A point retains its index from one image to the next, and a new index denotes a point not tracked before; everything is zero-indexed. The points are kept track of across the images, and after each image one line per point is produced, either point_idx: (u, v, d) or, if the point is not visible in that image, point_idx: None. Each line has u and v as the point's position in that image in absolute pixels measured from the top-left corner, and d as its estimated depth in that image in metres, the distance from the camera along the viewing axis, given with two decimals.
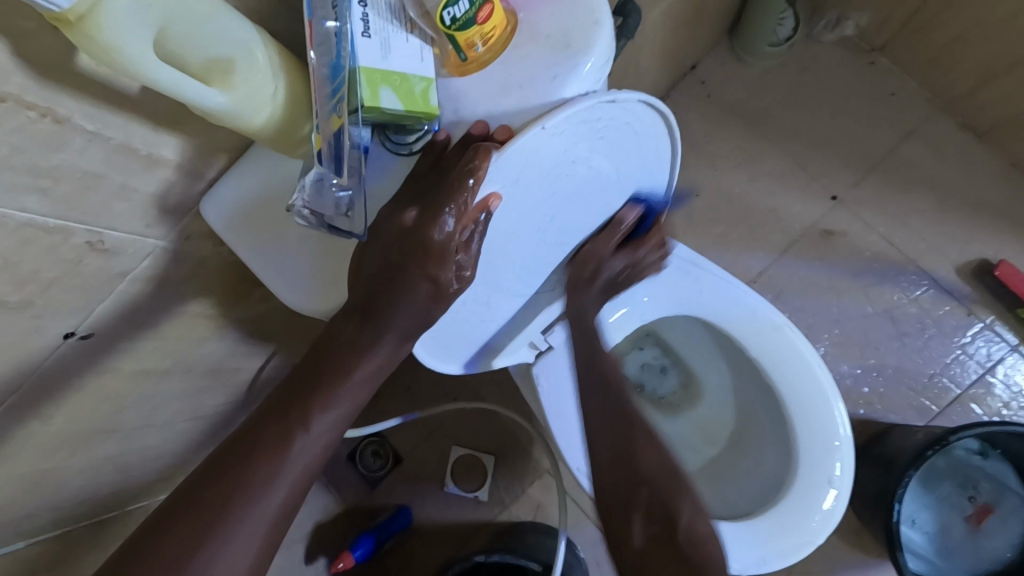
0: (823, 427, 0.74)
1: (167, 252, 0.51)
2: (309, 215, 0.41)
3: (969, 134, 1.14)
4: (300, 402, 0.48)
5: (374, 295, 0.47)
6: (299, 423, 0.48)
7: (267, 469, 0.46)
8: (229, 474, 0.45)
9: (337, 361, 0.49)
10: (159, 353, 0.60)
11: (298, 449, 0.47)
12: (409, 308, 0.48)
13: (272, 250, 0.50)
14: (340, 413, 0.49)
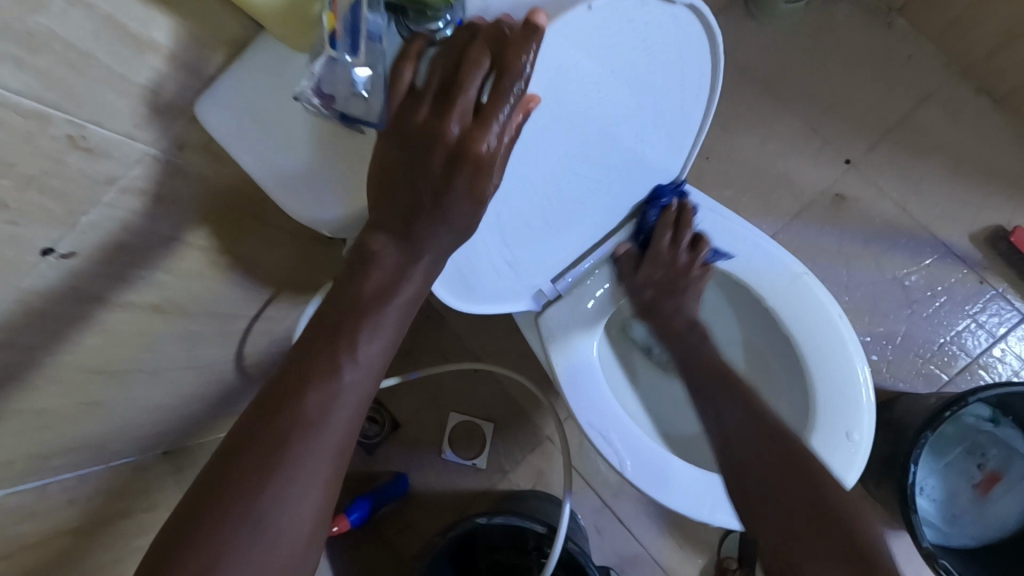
0: (842, 381, 0.72)
1: (160, 164, 0.46)
2: (318, 102, 0.41)
3: (985, 98, 1.10)
4: (346, 326, 0.45)
5: (412, 210, 0.45)
6: (347, 347, 0.45)
7: (322, 397, 0.43)
8: (283, 408, 0.42)
9: (380, 283, 0.46)
10: (150, 287, 0.55)
11: (349, 377, 0.44)
12: (452, 223, 0.46)
13: (279, 157, 0.46)
14: (383, 344, 0.46)
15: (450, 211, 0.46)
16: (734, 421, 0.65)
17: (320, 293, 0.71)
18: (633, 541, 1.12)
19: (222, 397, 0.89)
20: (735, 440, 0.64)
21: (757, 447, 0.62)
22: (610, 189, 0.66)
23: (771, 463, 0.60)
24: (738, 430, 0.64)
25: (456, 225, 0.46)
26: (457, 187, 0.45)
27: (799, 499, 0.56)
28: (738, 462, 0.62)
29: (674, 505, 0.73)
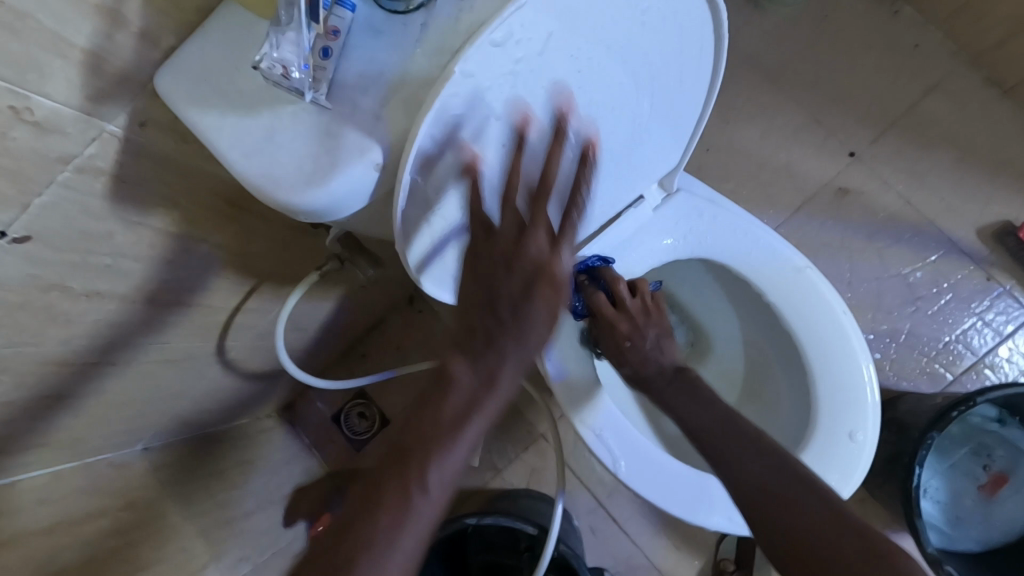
0: (846, 380, 0.69)
1: (121, 142, 0.43)
2: (277, 68, 0.38)
3: (994, 89, 1.07)
4: (418, 448, 0.42)
5: (492, 328, 0.43)
6: (418, 471, 0.42)
7: (388, 523, 0.41)
8: (351, 534, 0.40)
9: (457, 398, 0.43)
10: (118, 276, 0.52)
11: (419, 502, 0.42)
12: (532, 337, 0.44)
13: (246, 131, 0.40)
14: (457, 467, 0.43)
15: (529, 322, 0.44)
16: (740, 459, 0.61)
17: (302, 286, 0.68)
18: (628, 542, 1.10)
19: (204, 392, 0.86)
20: (742, 478, 0.60)
21: (768, 486, 0.59)
22: (607, 176, 0.63)
23: (788, 501, 0.57)
24: (744, 467, 0.60)
25: (533, 343, 0.44)
26: (537, 307, 0.44)
27: (816, 527, 0.55)
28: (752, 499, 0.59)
29: (670, 508, 0.70)
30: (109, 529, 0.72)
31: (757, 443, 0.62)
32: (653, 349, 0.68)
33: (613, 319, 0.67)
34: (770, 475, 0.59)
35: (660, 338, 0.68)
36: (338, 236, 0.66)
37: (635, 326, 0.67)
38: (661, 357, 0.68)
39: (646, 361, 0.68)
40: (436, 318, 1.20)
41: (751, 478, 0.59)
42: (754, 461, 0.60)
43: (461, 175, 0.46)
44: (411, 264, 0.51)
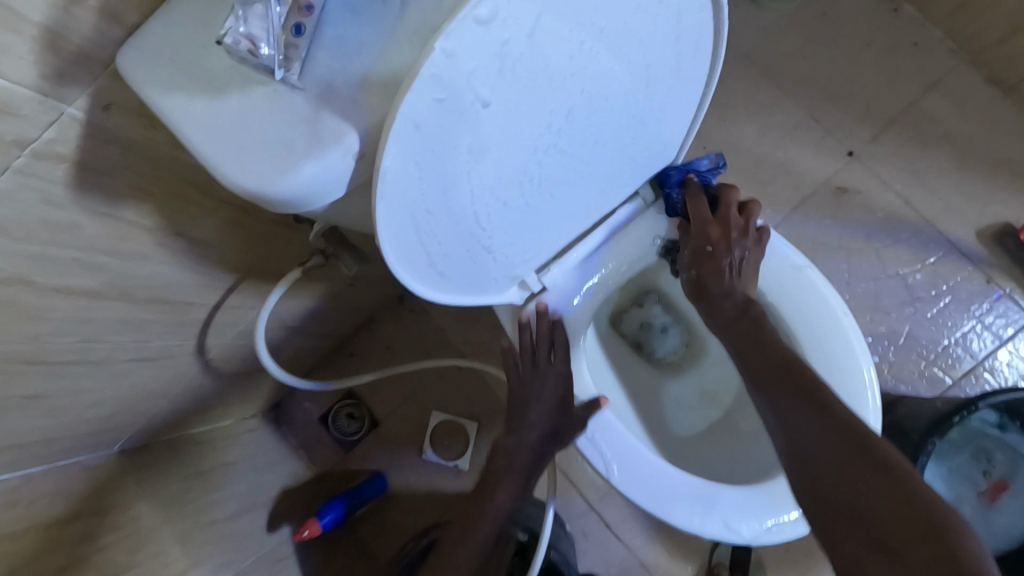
0: (846, 383, 0.67)
1: (83, 127, 0.41)
2: (245, 44, 0.37)
3: (994, 88, 1.05)
4: (488, 476, 0.70)
5: (524, 400, 0.69)
6: (488, 491, 0.69)
7: (474, 524, 0.67)
8: (454, 535, 0.67)
9: (508, 443, 0.70)
10: (86, 270, 0.49)
11: (490, 512, 0.68)
12: (547, 397, 0.69)
13: (217, 116, 0.38)
14: (511, 491, 0.69)
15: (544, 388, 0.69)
16: (795, 418, 0.52)
17: (283, 283, 0.65)
18: (622, 547, 1.07)
19: (185, 392, 0.83)
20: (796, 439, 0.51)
21: (822, 446, 0.49)
22: (601, 169, 0.60)
23: (839, 463, 0.48)
24: (797, 422, 0.52)
25: (551, 403, 0.69)
26: (546, 383, 0.70)
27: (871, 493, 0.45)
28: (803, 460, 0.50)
29: (668, 516, 0.68)
30: (82, 534, 0.69)
31: (813, 396, 0.53)
32: (739, 269, 0.66)
33: (711, 224, 0.67)
34: (823, 432, 0.50)
35: (743, 260, 0.66)
36: (321, 231, 0.63)
37: (722, 241, 0.66)
38: (730, 283, 0.65)
39: (735, 276, 0.65)
40: (426, 317, 1.18)
41: (805, 438, 0.50)
42: (807, 420, 0.51)
43: (447, 166, 0.44)
44: (395, 261, 0.48)
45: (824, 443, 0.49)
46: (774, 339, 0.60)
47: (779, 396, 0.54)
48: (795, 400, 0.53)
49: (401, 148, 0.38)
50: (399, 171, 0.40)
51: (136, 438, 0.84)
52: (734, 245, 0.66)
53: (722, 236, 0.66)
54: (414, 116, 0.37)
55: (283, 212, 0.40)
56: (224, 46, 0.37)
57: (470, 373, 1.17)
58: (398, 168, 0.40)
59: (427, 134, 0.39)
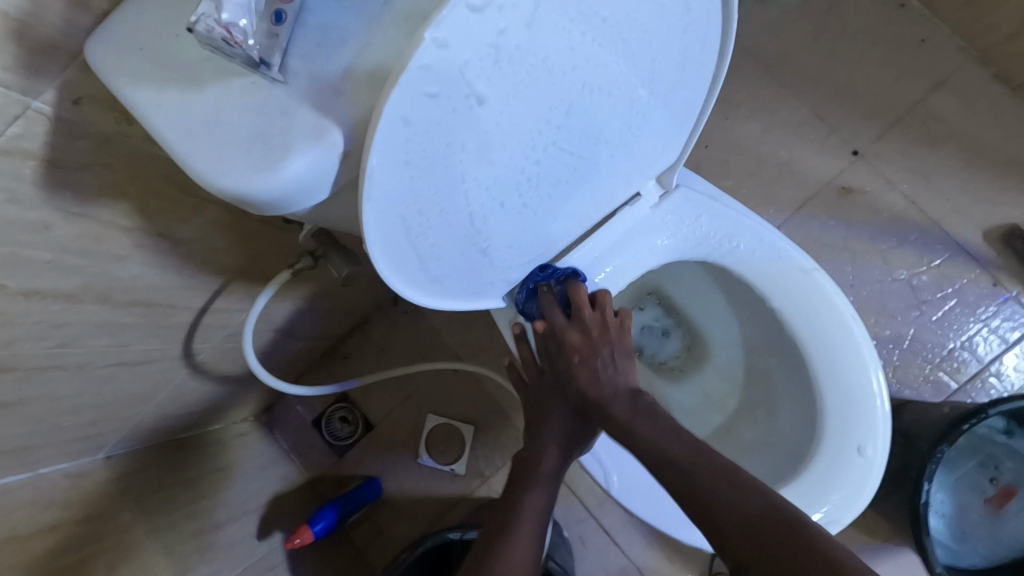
0: (856, 390, 0.64)
1: (52, 122, 0.38)
2: (221, 28, 0.33)
3: (1002, 86, 1.03)
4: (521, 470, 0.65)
5: (546, 388, 0.68)
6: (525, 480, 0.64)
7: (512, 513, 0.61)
8: (491, 530, 0.60)
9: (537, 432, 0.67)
10: (59, 272, 0.47)
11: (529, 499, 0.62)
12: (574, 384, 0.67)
13: (192, 110, 0.35)
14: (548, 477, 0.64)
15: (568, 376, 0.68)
16: (723, 507, 0.50)
17: (271, 286, 0.62)
18: (620, 554, 1.05)
19: (172, 397, 0.81)
20: (726, 521, 0.49)
21: (744, 530, 0.48)
22: (601, 169, 0.58)
23: (770, 549, 0.46)
24: (724, 509, 0.50)
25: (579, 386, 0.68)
26: (558, 399, 0.68)
27: (770, 546, 0.46)
28: (736, 550, 0.48)
29: (668, 527, 0.67)
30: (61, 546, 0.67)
31: (733, 479, 0.52)
32: (604, 371, 0.63)
33: (558, 336, 0.63)
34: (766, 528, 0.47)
35: (614, 360, 0.63)
36: (311, 231, 0.61)
37: (568, 360, 0.64)
38: (608, 388, 0.62)
39: (600, 383, 0.62)
40: (422, 319, 1.15)
41: (738, 525, 0.49)
42: (735, 514, 0.49)
43: (440, 164, 0.41)
44: (384, 264, 0.46)
45: (744, 527, 0.48)
46: (656, 435, 0.58)
47: (697, 474, 0.53)
48: (715, 483, 0.52)
49: (390, 144, 0.36)
50: (388, 168, 0.37)
51: (122, 445, 0.82)
52: (597, 355, 0.63)
53: (566, 350, 0.63)
54: (403, 111, 0.35)
55: (268, 213, 0.38)
56: (195, 30, 0.34)
57: (466, 376, 1.14)
58: (387, 165, 0.37)
59: (417, 130, 0.37)
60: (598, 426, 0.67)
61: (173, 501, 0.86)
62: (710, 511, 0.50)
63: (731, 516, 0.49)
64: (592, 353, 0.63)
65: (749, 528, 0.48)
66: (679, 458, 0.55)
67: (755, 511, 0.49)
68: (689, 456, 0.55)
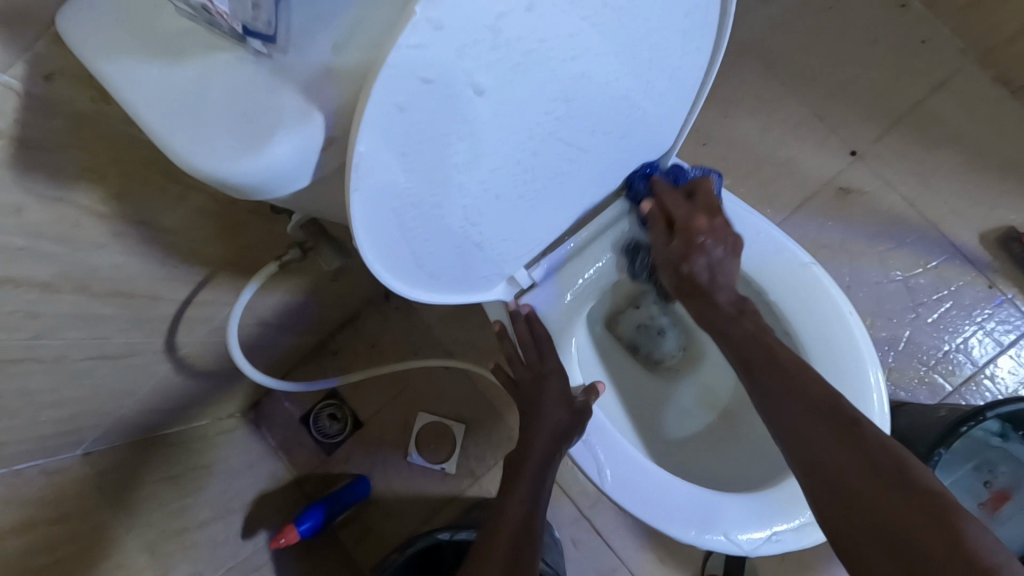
0: (854, 390, 0.63)
1: (21, 99, 0.36)
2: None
3: (1001, 88, 1.03)
4: (511, 469, 0.66)
5: (527, 390, 0.69)
6: (513, 479, 0.65)
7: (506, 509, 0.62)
8: (481, 533, 0.61)
9: (524, 431, 0.68)
10: (35, 259, 0.45)
11: (514, 499, 0.62)
12: (551, 385, 0.67)
13: (167, 88, 0.33)
14: (535, 470, 0.64)
15: (547, 371, 0.68)
16: (812, 438, 0.50)
17: (257, 279, 0.60)
18: (613, 555, 1.04)
19: (154, 392, 0.78)
20: (813, 452, 0.49)
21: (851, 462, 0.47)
22: (595, 160, 0.56)
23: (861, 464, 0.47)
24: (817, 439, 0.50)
25: (555, 380, 0.68)
26: (550, 385, 0.67)
27: (873, 481, 0.45)
28: (818, 473, 0.48)
29: (664, 527, 0.65)
30: (36, 547, 0.64)
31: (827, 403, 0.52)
32: (714, 268, 0.63)
33: (678, 223, 0.63)
34: (842, 446, 0.48)
35: (716, 262, 0.63)
36: (300, 221, 0.59)
37: (688, 243, 0.62)
38: (718, 285, 0.63)
39: (712, 272, 0.63)
40: (414, 314, 1.13)
41: (821, 457, 0.49)
42: (839, 451, 0.48)
43: (434, 155, 0.39)
44: (376, 261, 0.44)
45: (834, 451, 0.48)
46: (751, 334, 0.59)
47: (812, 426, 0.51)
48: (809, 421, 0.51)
49: (380, 131, 0.34)
50: (379, 160, 0.36)
51: (102, 441, 0.79)
52: (703, 235, 0.62)
53: (688, 234, 0.62)
54: (396, 98, 0.33)
55: (248, 196, 0.35)
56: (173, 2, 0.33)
57: (457, 374, 1.12)
58: (377, 152, 0.35)
59: (410, 118, 0.35)
60: (587, 414, 0.67)
61: (153, 500, 0.83)
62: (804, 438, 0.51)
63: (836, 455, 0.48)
64: (701, 242, 0.62)
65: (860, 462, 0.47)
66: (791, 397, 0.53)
67: (841, 448, 0.48)
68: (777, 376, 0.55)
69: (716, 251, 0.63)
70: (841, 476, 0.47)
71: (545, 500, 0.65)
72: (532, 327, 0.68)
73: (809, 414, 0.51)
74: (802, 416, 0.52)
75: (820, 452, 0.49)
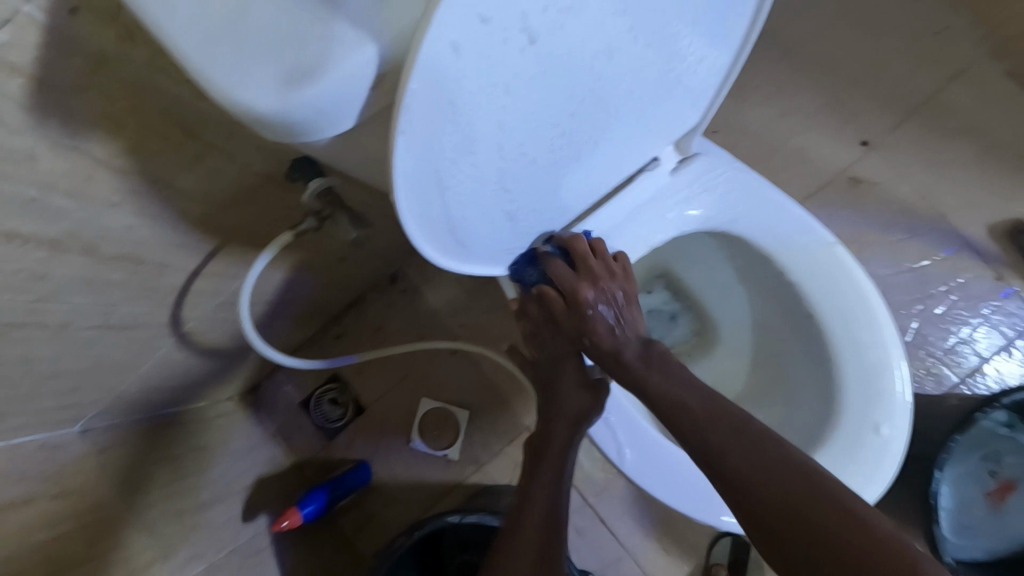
0: (876, 370, 0.63)
1: (43, 33, 0.34)
2: None
3: (1014, 82, 1.03)
4: (535, 450, 0.67)
5: (547, 370, 0.67)
6: (536, 464, 0.65)
7: (532, 491, 0.63)
8: (509, 518, 0.62)
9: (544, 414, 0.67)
10: (43, 213, 0.43)
11: (537, 482, 0.63)
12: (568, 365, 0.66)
13: (214, 20, 0.31)
14: (557, 452, 0.65)
15: (564, 352, 0.66)
16: (722, 452, 0.52)
17: (271, 247, 0.58)
18: (616, 544, 1.03)
19: (155, 369, 0.76)
20: (724, 461, 0.52)
21: (766, 474, 0.50)
22: (624, 133, 0.55)
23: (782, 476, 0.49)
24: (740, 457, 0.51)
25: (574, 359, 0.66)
26: (565, 366, 0.66)
27: (793, 492, 0.48)
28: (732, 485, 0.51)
29: (681, 507, 0.64)
30: (34, 524, 0.62)
31: (739, 421, 0.54)
32: (613, 322, 0.63)
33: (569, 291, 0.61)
34: (759, 458, 0.51)
35: (620, 315, 0.63)
36: (316, 189, 0.55)
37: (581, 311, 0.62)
38: (618, 341, 0.62)
39: (614, 334, 0.62)
40: (419, 298, 1.12)
41: (735, 468, 0.51)
42: (756, 462, 0.51)
43: (476, 107, 0.38)
44: (413, 223, 0.43)
45: (753, 467, 0.50)
46: (663, 383, 0.59)
47: (716, 439, 0.53)
48: (720, 438, 0.53)
49: (432, 72, 0.33)
50: (427, 104, 0.34)
51: (102, 418, 0.76)
52: (595, 303, 0.62)
53: (580, 303, 0.61)
54: (451, 36, 0.32)
55: (295, 138, 0.35)
56: None
57: (462, 359, 1.11)
58: (425, 98, 0.34)
59: (460, 62, 0.34)
60: (606, 390, 0.65)
61: (152, 480, 0.81)
62: (715, 448, 0.53)
63: (741, 459, 0.51)
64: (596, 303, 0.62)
65: (776, 476, 0.49)
66: (695, 410, 0.56)
67: (759, 457, 0.51)
68: (683, 407, 0.56)
69: (615, 310, 0.63)
70: (762, 486, 0.49)
71: (567, 481, 0.64)
72: (545, 306, 0.65)
73: (722, 433, 0.53)
74: (715, 437, 0.53)
75: (730, 469, 0.51)
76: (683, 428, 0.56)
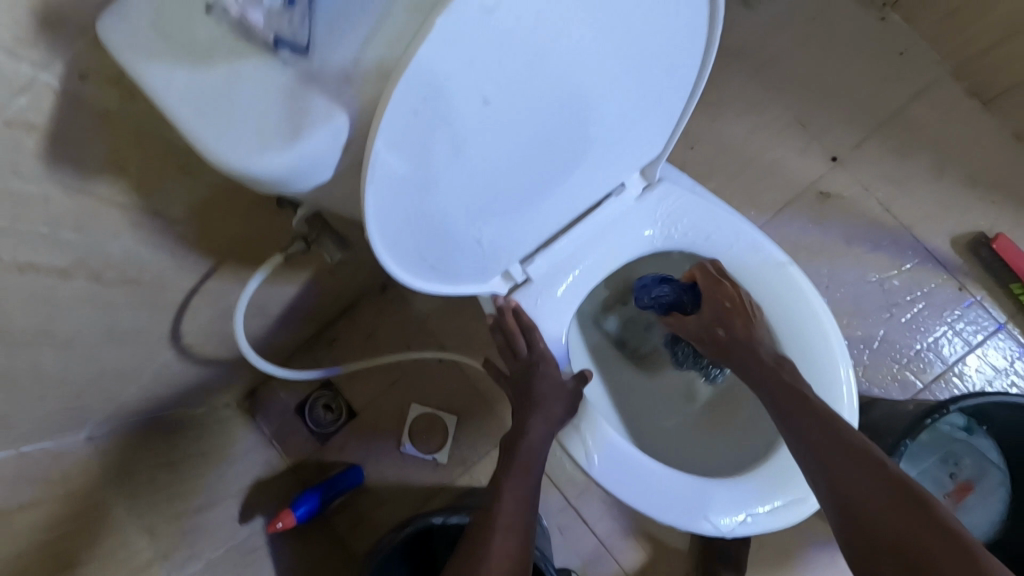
0: (824, 381, 0.67)
1: (58, 96, 0.38)
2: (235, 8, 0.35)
3: (974, 100, 1.08)
4: (507, 454, 0.70)
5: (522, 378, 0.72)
6: (508, 464, 0.69)
7: (504, 490, 0.66)
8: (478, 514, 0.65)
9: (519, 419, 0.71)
10: (52, 245, 0.47)
11: (508, 481, 0.66)
12: (543, 375, 0.71)
13: (200, 90, 0.36)
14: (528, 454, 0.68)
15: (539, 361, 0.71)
16: (810, 435, 0.58)
17: (263, 269, 0.63)
18: (596, 542, 1.08)
19: (154, 379, 0.81)
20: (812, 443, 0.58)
21: (853, 465, 0.55)
22: (591, 167, 0.61)
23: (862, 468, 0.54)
24: (818, 445, 0.57)
25: (550, 370, 0.71)
26: (541, 375, 0.70)
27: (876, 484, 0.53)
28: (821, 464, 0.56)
29: (647, 510, 0.69)
30: (40, 526, 0.67)
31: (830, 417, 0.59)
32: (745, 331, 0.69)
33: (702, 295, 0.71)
34: (848, 451, 0.56)
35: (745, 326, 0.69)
36: (303, 217, 0.61)
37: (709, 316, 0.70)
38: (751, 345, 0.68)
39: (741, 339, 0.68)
40: (409, 306, 1.16)
41: (822, 452, 0.57)
42: (842, 454, 0.56)
43: (439, 151, 0.44)
44: (382, 246, 0.47)
45: (839, 456, 0.56)
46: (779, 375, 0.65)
47: (809, 427, 0.59)
48: (811, 427, 0.59)
49: (395, 126, 0.39)
50: (391, 153, 0.40)
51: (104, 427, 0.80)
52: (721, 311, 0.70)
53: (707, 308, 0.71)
54: (412, 98, 0.38)
55: (270, 189, 0.39)
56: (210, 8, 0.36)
57: (449, 366, 1.16)
58: (390, 147, 0.40)
59: (422, 118, 0.40)
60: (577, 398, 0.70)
61: (153, 484, 0.85)
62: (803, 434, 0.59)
63: (827, 448, 0.57)
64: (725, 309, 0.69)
65: (862, 469, 0.54)
66: (796, 400, 0.62)
67: (843, 449, 0.56)
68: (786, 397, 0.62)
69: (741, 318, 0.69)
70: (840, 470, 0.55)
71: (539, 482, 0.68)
72: (520, 320, 0.70)
73: (811, 424, 0.59)
74: (805, 425, 0.59)
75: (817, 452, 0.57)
76: (787, 414, 0.61)
